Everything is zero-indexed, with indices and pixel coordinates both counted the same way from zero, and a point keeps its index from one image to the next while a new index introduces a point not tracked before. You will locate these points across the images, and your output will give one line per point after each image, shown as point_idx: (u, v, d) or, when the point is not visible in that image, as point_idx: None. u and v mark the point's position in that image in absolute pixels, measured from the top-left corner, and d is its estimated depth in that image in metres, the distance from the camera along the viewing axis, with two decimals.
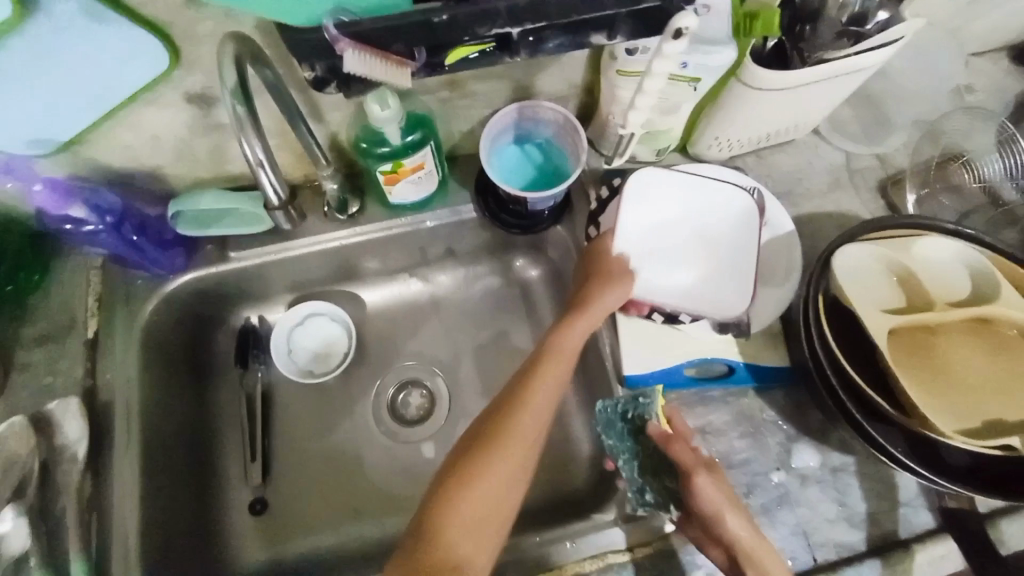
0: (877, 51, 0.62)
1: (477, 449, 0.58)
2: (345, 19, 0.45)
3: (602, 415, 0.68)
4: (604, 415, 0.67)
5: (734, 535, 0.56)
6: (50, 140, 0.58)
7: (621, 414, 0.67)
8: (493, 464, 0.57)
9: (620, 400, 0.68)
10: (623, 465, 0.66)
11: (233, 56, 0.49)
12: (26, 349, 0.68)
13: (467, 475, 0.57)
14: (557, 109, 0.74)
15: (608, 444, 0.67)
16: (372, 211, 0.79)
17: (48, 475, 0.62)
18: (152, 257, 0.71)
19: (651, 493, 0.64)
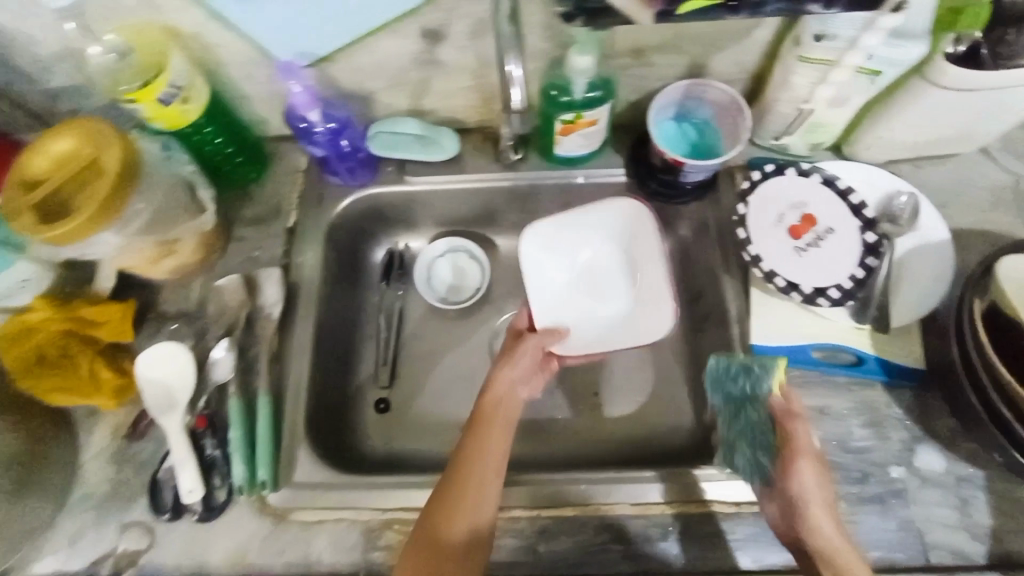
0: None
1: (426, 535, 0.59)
2: None
3: (714, 372, 0.71)
4: (715, 371, 0.70)
5: (828, 537, 0.57)
6: (310, 54, 0.69)
7: (732, 376, 0.69)
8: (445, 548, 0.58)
9: (736, 362, 0.69)
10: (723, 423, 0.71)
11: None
12: (240, 227, 0.82)
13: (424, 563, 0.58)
14: (726, 90, 0.77)
15: (714, 399, 0.71)
16: (533, 161, 0.87)
17: (250, 325, 0.77)
18: (350, 166, 0.83)
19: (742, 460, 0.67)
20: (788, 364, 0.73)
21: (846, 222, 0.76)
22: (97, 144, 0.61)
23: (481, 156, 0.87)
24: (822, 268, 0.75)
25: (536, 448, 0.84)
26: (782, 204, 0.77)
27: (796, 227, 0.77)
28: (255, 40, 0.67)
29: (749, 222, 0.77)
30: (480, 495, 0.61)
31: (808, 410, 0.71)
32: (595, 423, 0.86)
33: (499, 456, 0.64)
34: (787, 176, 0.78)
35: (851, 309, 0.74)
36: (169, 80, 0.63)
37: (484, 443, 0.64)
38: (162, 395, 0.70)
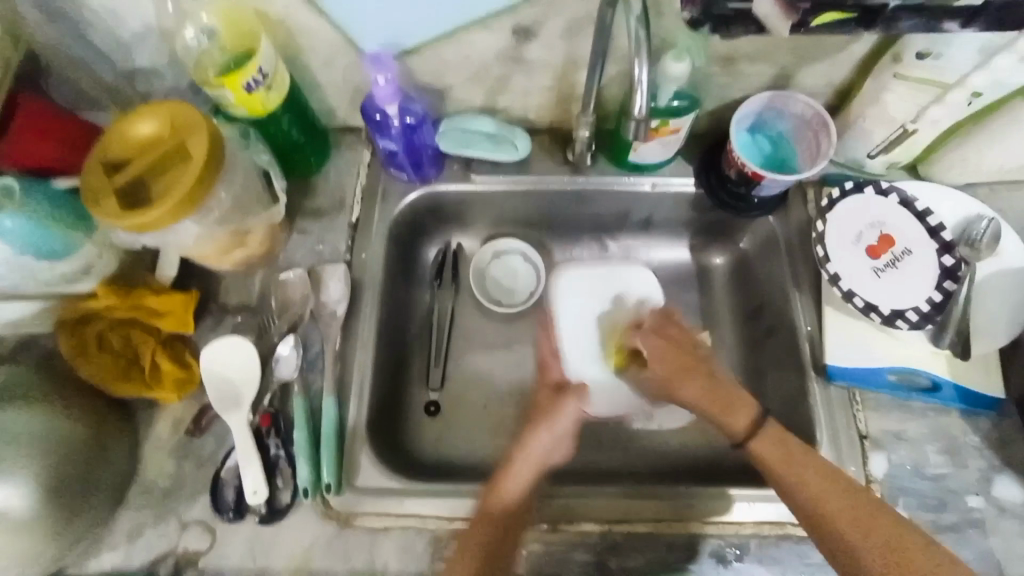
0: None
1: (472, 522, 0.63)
2: None
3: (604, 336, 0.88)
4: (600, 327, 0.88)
5: (802, 491, 0.61)
6: (398, 45, 0.68)
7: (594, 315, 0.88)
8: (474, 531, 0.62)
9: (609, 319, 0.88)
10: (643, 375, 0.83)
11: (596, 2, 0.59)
12: (304, 219, 0.80)
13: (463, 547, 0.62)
14: (810, 104, 0.76)
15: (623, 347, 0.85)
16: (601, 165, 0.86)
17: (314, 321, 0.75)
18: (417, 163, 0.80)
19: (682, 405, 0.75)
20: (863, 386, 0.72)
21: (924, 244, 0.76)
22: (183, 129, 0.59)
23: (548, 157, 0.86)
24: (901, 290, 0.74)
25: (593, 458, 0.83)
26: (861, 223, 0.77)
27: (874, 247, 0.76)
28: (346, 29, 0.66)
29: (828, 241, 0.76)
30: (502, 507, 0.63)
31: (884, 434, 0.70)
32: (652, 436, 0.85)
33: (527, 486, 0.66)
34: (866, 194, 0.78)
35: (929, 333, 0.73)
36: (259, 66, 0.62)
37: (512, 464, 0.67)
38: (227, 390, 0.68)
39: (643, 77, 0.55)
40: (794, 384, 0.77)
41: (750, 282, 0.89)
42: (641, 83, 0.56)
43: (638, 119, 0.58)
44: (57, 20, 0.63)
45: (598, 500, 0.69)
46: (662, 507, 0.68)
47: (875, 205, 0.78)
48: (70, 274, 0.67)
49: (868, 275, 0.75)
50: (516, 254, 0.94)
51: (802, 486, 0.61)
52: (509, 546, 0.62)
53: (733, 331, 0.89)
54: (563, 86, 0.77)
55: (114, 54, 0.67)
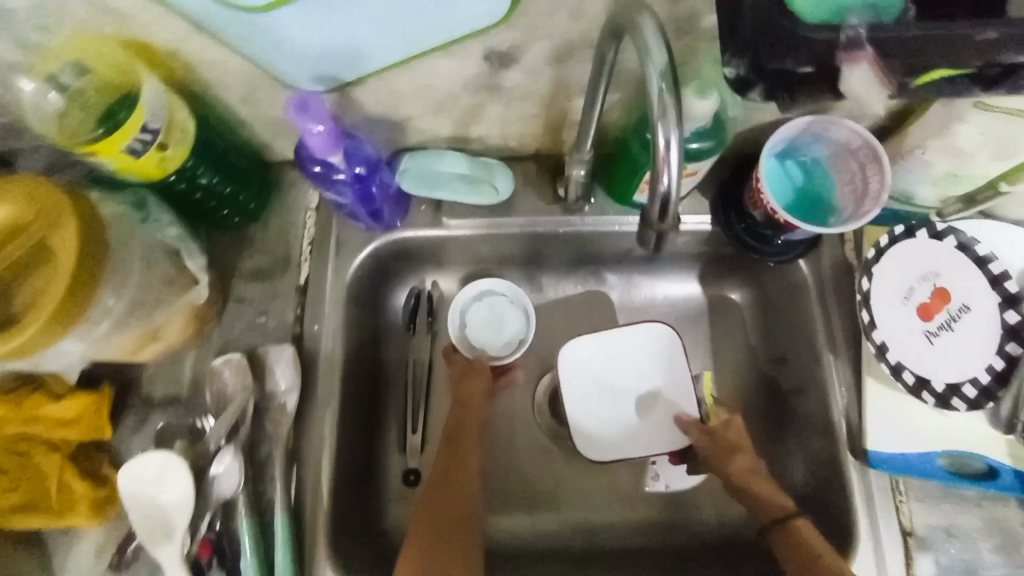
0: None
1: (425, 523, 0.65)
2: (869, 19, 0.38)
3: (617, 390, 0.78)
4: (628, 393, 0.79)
5: None
6: (336, 78, 0.52)
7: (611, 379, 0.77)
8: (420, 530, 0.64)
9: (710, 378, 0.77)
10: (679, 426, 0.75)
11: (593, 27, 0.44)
12: (240, 284, 0.66)
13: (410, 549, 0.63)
14: (857, 131, 0.62)
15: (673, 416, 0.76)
16: (600, 201, 0.71)
17: (259, 417, 0.62)
18: (380, 212, 0.66)
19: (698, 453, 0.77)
20: (908, 474, 0.62)
21: (986, 300, 0.63)
22: (44, 221, 0.45)
23: (536, 194, 0.71)
24: (956, 360, 0.62)
25: (615, 513, 0.76)
26: (911, 277, 0.64)
27: (925, 306, 0.64)
28: (265, 63, 0.50)
29: (874, 303, 0.64)
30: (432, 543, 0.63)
31: (933, 531, 0.60)
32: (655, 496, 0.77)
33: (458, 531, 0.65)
34: (917, 239, 0.64)
35: (988, 411, 0.62)
36: (143, 122, 0.47)
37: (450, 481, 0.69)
38: (153, 518, 0.56)
39: (670, 153, 0.39)
40: (822, 461, 0.67)
41: (771, 325, 0.77)
42: (670, 156, 0.39)
43: (659, 223, 0.43)
44: None
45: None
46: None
47: (931, 250, 0.64)
48: None
49: (919, 342, 0.63)
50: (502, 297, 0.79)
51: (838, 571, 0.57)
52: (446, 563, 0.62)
53: (750, 383, 0.78)
54: (554, 113, 0.61)
55: None
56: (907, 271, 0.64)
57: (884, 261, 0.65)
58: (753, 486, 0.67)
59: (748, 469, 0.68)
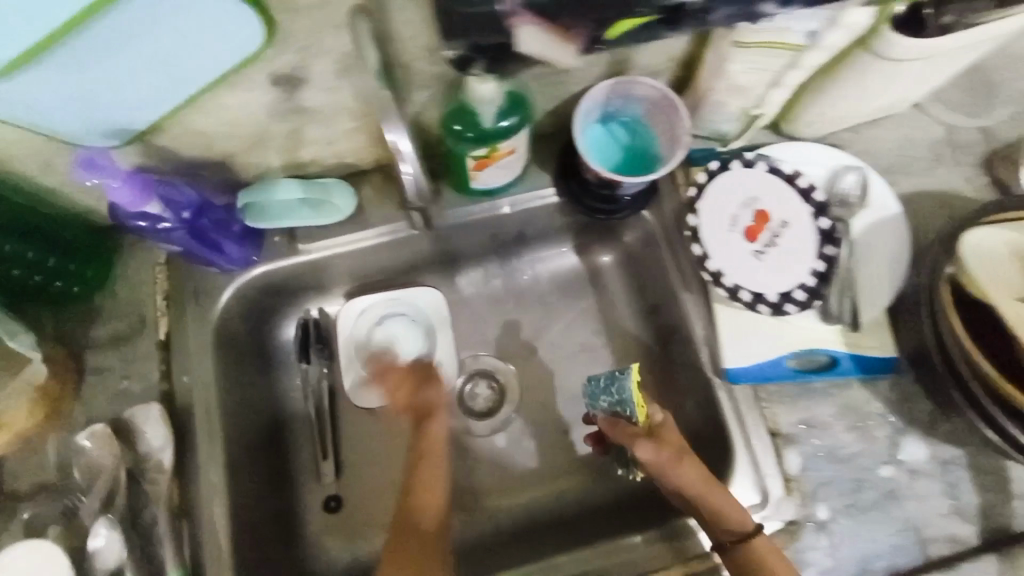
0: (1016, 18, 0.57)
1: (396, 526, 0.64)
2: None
3: (589, 386, 0.70)
4: (588, 385, 0.69)
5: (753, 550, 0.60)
6: (126, 129, 0.52)
7: (601, 390, 0.68)
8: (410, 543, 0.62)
9: (602, 375, 0.68)
10: (603, 403, 0.67)
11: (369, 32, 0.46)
12: (96, 354, 0.64)
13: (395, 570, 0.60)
14: (654, 85, 0.67)
15: (603, 402, 0.67)
16: (449, 197, 0.74)
17: (135, 483, 0.60)
18: (224, 252, 0.64)
19: (603, 403, 0.67)
20: (766, 382, 0.68)
21: (799, 215, 0.71)
22: None
23: (386, 202, 0.73)
24: (782, 270, 0.69)
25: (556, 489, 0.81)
26: (733, 205, 0.71)
27: (750, 229, 0.71)
28: (47, 131, 0.50)
29: (703, 235, 0.71)
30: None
31: (792, 427, 0.67)
32: (568, 460, 0.82)
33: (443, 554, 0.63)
34: (733, 171, 0.72)
35: (820, 311, 0.69)
36: None
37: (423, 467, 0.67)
38: None
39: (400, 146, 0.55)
40: (702, 392, 0.72)
41: (639, 277, 0.82)
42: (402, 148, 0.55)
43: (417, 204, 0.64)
44: None
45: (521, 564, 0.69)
46: (664, 551, 0.68)
47: (752, 175, 0.72)
48: None
49: (750, 261, 0.70)
50: (399, 313, 0.82)
51: (749, 535, 0.60)
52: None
53: (631, 335, 0.84)
54: (374, 122, 0.64)
55: None
56: (733, 197, 0.71)
57: (710, 191, 0.72)
58: (678, 478, 0.62)
59: (691, 477, 0.62)
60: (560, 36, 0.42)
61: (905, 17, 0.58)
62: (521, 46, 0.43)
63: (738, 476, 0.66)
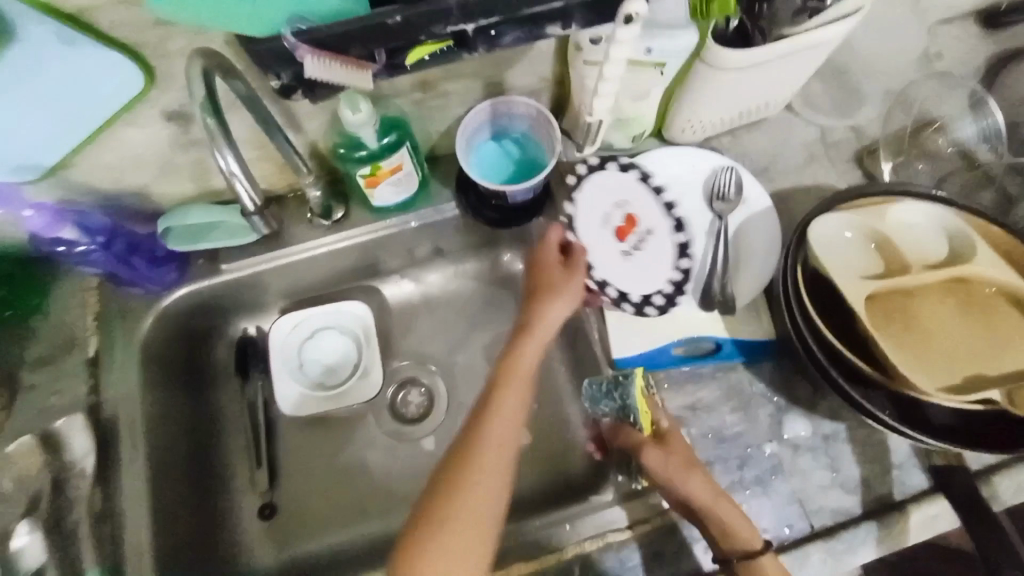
0: (829, 25, 0.62)
1: (449, 475, 0.60)
2: (303, 27, 0.49)
3: (588, 391, 0.71)
4: (588, 391, 0.71)
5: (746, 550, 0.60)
6: (37, 165, 0.60)
7: (603, 394, 0.69)
8: (463, 491, 0.58)
9: (604, 380, 0.70)
10: (604, 406, 0.70)
11: (198, 69, 0.53)
12: (27, 373, 0.70)
13: (427, 532, 0.57)
14: (530, 103, 0.74)
15: (603, 405, 0.69)
16: (357, 214, 0.80)
17: (59, 489, 0.65)
18: (142, 273, 0.72)
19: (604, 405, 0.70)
20: (653, 369, 0.72)
21: (662, 223, 0.78)
22: None
23: (300, 224, 0.79)
24: (644, 273, 0.76)
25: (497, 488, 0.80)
26: (607, 206, 0.78)
27: (620, 229, 0.77)
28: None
29: (579, 232, 0.77)
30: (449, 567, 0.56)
31: (678, 411, 0.70)
32: None
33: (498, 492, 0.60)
34: (607, 173, 0.78)
35: (698, 301, 0.74)
36: None
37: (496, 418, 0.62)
38: None
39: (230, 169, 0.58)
40: None
41: None
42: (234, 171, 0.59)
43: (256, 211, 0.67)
44: None
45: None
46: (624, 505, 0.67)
47: (625, 181, 0.78)
48: None
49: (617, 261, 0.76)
50: (328, 327, 0.87)
51: (743, 538, 0.60)
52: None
53: None
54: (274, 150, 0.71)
55: None
56: (608, 200, 0.78)
57: (586, 194, 0.78)
58: (679, 483, 0.62)
59: (698, 483, 0.62)
60: (348, 65, 0.51)
61: (734, 34, 0.66)
62: (308, 74, 0.50)
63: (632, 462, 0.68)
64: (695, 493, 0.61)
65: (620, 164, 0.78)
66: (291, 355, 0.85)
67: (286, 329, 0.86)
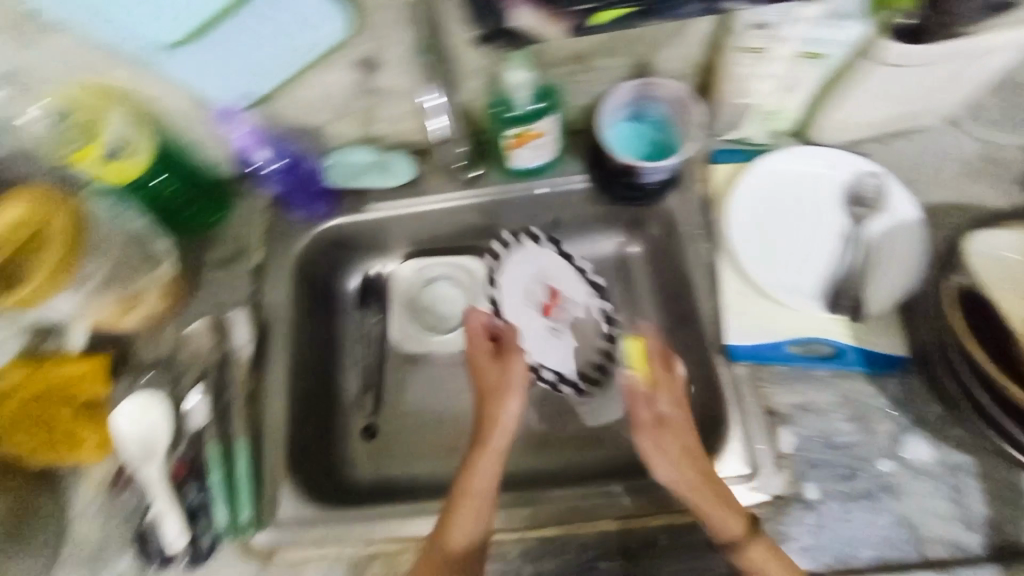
0: (1009, 28, 0.61)
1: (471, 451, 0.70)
2: None
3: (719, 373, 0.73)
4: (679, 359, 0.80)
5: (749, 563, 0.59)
6: (252, 95, 0.70)
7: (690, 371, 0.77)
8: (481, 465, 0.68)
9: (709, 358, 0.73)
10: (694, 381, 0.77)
11: None
12: (206, 271, 0.83)
13: (454, 504, 0.66)
14: (676, 87, 0.75)
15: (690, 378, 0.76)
16: (491, 175, 0.86)
17: (224, 369, 0.78)
18: (305, 202, 0.82)
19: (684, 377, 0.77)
20: (765, 362, 0.71)
21: (813, 221, 0.75)
22: (44, 211, 0.62)
23: (440, 177, 0.86)
24: (795, 270, 0.74)
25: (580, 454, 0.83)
26: (756, 200, 0.77)
27: (770, 223, 0.76)
28: (191, 89, 0.67)
29: (728, 224, 0.76)
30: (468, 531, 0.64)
31: (788, 407, 0.69)
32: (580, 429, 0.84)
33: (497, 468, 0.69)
34: (759, 165, 0.77)
35: (824, 302, 0.71)
36: (106, 139, 0.65)
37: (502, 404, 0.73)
38: (142, 445, 0.71)
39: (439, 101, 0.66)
40: (704, 369, 0.76)
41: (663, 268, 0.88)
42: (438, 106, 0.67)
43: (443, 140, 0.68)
44: None
45: (540, 506, 0.69)
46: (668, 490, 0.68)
47: (775, 176, 0.77)
48: None
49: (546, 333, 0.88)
50: (448, 276, 0.95)
51: (752, 551, 0.59)
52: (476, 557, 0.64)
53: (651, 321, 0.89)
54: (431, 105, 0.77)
55: None
56: (757, 194, 0.77)
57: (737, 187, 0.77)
58: (658, 464, 0.65)
59: (669, 468, 0.64)
60: (548, 16, 0.53)
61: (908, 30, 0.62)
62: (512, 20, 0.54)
63: (728, 452, 0.69)
64: (725, 530, 0.60)
65: (770, 158, 0.77)
66: (414, 297, 0.95)
67: (412, 273, 0.95)
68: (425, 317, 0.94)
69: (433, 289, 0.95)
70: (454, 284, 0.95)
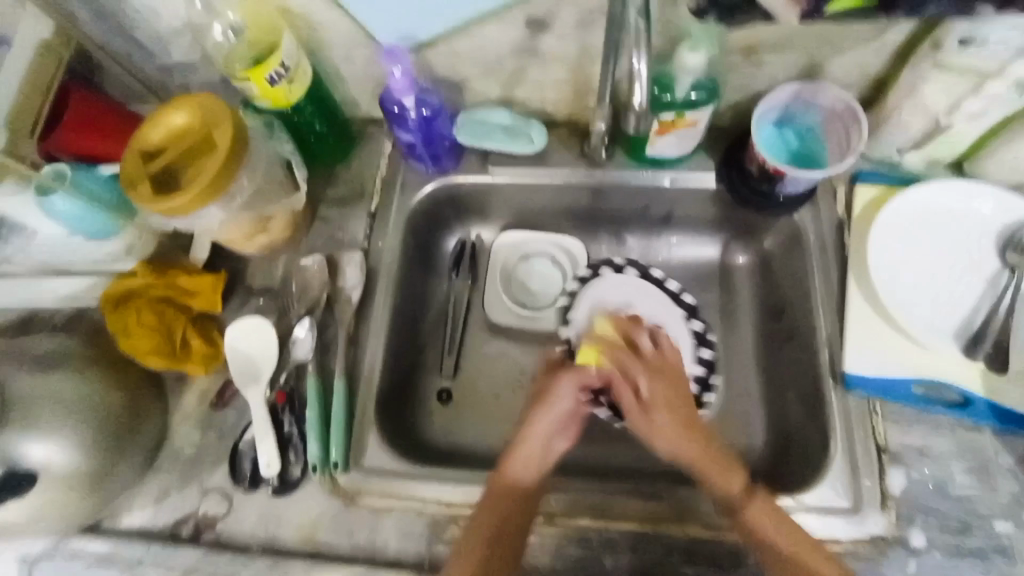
0: None
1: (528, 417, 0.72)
2: None
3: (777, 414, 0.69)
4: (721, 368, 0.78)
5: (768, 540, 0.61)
6: (412, 37, 0.71)
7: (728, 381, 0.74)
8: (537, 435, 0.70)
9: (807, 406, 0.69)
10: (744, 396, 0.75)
11: None
12: (325, 207, 0.84)
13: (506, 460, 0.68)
14: (840, 95, 0.71)
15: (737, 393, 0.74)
16: (619, 159, 0.84)
17: (330, 306, 0.79)
18: (433, 155, 0.81)
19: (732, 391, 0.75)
20: (885, 397, 0.69)
21: (961, 260, 0.72)
22: (212, 120, 0.64)
23: (566, 152, 0.85)
24: (936, 308, 0.70)
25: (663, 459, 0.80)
26: (905, 231, 0.73)
27: (914, 256, 0.72)
28: (363, 22, 0.69)
29: (873, 251, 0.72)
30: (526, 471, 0.67)
31: (902, 447, 0.67)
32: None
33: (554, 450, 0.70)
34: (916, 191, 0.73)
35: (962, 344, 0.69)
36: (281, 59, 0.66)
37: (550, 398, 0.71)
38: (246, 364, 0.74)
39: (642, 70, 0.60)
40: (811, 392, 0.73)
41: (770, 281, 0.84)
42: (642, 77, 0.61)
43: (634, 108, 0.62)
44: (115, 28, 0.71)
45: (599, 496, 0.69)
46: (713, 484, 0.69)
47: (928, 207, 0.73)
48: (114, 253, 0.77)
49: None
50: (546, 255, 0.92)
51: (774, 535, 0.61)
52: (528, 496, 0.66)
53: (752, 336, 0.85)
54: (582, 75, 0.75)
55: (153, 47, 0.73)
56: (907, 224, 0.73)
57: (886, 211, 0.73)
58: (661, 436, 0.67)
59: (673, 441, 0.66)
60: None
61: None
62: None
63: (830, 481, 0.66)
64: (783, 540, 0.60)
65: (927, 188, 0.73)
66: (509, 270, 0.91)
67: (508, 246, 0.92)
68: (517, 292, 0.91)
69: (529, 265, 0.92)
70: (549, 264, 0.92)
